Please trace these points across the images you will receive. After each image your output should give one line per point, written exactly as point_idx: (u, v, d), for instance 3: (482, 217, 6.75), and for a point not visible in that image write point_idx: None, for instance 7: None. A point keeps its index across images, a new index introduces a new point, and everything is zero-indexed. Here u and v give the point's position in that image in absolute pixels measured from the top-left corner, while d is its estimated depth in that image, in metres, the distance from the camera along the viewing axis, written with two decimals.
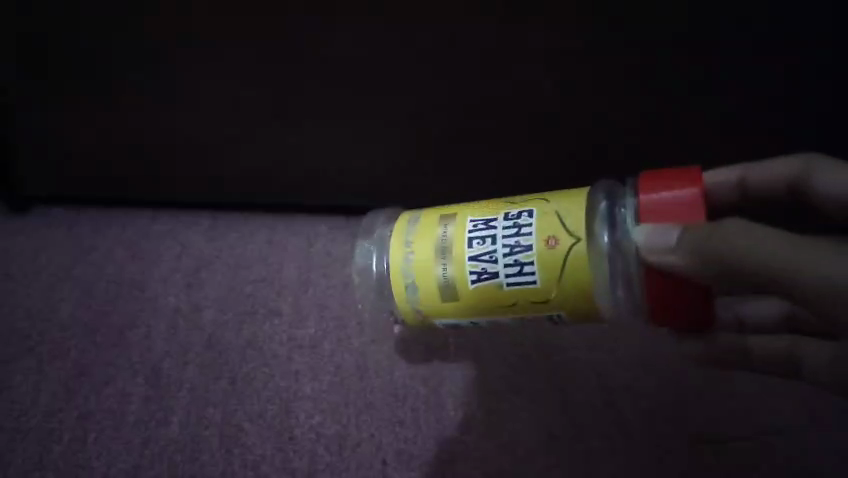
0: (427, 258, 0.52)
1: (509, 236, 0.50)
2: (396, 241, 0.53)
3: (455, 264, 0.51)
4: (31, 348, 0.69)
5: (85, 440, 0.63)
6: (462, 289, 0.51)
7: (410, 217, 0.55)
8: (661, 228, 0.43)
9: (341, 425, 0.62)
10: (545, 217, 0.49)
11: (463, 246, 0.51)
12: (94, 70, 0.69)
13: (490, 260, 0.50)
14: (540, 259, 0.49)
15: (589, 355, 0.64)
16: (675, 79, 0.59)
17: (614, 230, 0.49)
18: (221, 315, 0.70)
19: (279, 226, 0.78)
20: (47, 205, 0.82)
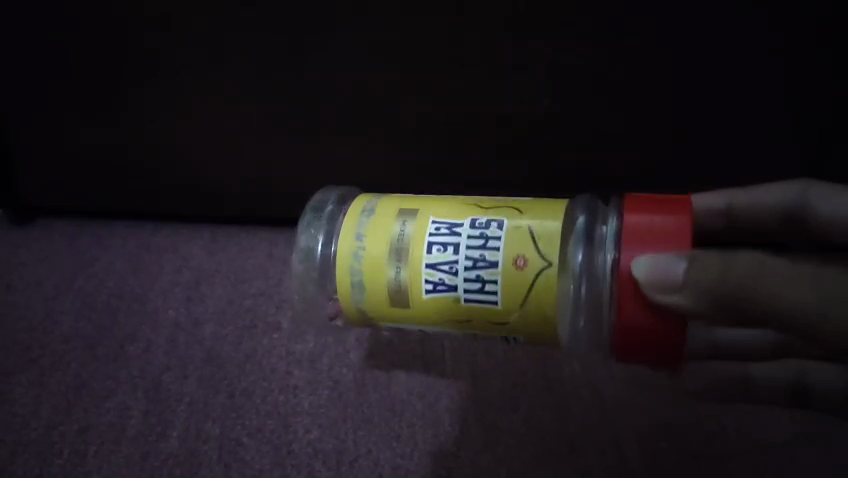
0: (377, 294, 0.49)
1: (472, 249, 0.47)
2: (339, 281, 0.49)
3: (411, 294, 0.49)
4: (33, 360, 0.70)
5: (86, 453, 0.63)
6: (414, 296, 0.49)
7: (345, 243, 0.49)
8: (664, 260, 0.40)
9: (340, 439, 0.62)
10: (518, 230, 0.47)
11: (421, 251, 0.48)
12: (101, 84, 0.70)
13: (449, 272, 0.47)
14: (505, 277, 0.46)
15: (584, 373, 0.66)
16: (673, 91, 0.59)
17: (592, 249, 0.49)
18: (221, 329, 0.71)
19: (282, 240, 0.79)
20: (53, 217, 0.84)
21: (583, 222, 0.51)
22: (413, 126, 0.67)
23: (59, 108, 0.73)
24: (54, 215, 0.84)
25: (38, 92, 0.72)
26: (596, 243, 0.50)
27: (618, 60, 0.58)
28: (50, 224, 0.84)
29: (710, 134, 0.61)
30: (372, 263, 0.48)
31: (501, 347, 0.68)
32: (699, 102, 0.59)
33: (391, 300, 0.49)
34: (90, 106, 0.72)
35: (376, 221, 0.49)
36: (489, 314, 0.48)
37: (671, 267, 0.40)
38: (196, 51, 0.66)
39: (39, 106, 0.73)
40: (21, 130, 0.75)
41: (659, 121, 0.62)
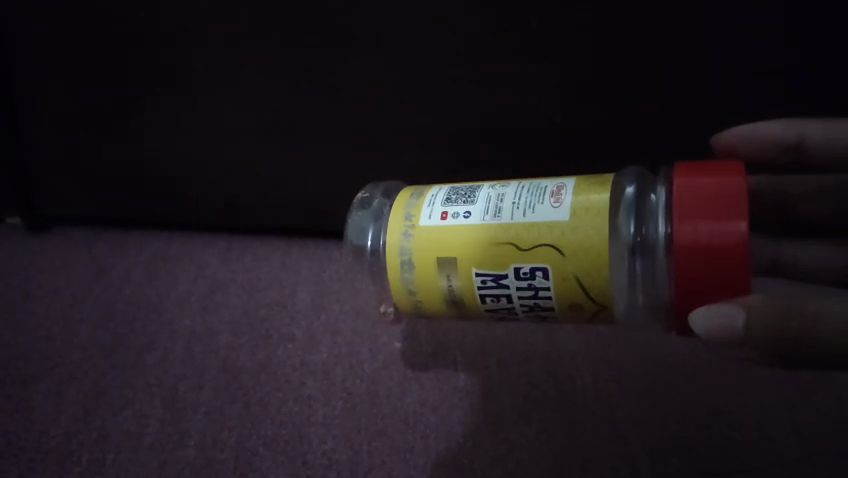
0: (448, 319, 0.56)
1: (524, 298, 0.52)
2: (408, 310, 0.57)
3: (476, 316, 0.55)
4: (51, 368, 0.70)
5: (104, 461, 0.63)
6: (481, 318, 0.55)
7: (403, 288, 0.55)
8: (722, 306, 0.42)
9: (354, 450, 0.62)
10: (563, 279, 0.50)
11: (475, 296, 0.53)
12: (130, 91, 0.73)
13: (510, 311, 0.53)
14: (561, 312, 0.52)
15: (592, 383, 0.67)
16: (687, 86, 0.62)
17: (645, 222, 0.52)
18: (236, 339, 0.72)
19: (294, 250, 0.81)
20: (72, 228, 0.86)
21: (633, 193, 0.54)
22: (432, 124, 0.69)
23: (89, 113, 0.75)
24: (72, 223, 0.87)
25: (69, 98, 0.75)
26: (647, 215, 0.53)
27: (636, 56, 0.61)
28: (69, 234, 0.85)
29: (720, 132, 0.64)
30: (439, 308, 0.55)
31: (510, 358, 0.70)
32: (712, 98, 0.62)
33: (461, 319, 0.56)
34: (117, 110, 0.75)
35: (424, 268, 0.53)
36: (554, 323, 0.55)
37: (730, 315, 0.42)
38: (225, 60, 0.69)
39: (68, 110, 0.76)
40: (48, 134, 0.77)
41: (672, 118, 0.64)
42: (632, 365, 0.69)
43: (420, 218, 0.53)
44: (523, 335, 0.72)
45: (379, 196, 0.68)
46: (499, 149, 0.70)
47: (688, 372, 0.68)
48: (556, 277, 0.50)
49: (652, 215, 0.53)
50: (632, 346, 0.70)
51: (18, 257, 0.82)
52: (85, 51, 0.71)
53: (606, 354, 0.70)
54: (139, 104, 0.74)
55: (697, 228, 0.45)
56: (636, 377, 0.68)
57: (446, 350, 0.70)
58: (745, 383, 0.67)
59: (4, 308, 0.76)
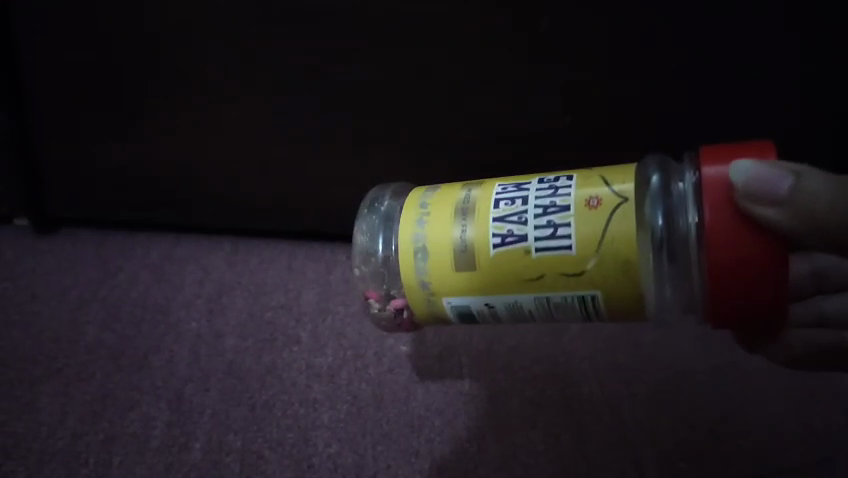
0: (442, 259, 0.47)
1: (541, 198, 0.46)
2: (402, 233, 0.48)
3: (478, 245, 0.46)
4: (58, 370, 0.70)
5: (110, 464, 0.63)
6: (482, 253, 0.46)
7: (415, 201, 0.50)
8: (767, 171, 0.39)
9: (359, 454, 0.63)
10: (588, 180, 0.46)
11: (488, 206, 0.47)
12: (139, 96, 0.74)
13: (519, 221, 0.45)
14: (577, 219, 0.44)
15: (598, 388, 0.67)
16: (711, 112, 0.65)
17: (676, 211, 0.46)
18: (242, 342, 0.72)
19: (300, 252, 0.82)
20: (80, 229, 0.87)
21: (658, 181, 0.48)
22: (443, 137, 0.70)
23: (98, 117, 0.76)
24: (78, 224, 0.87)
25: (78, 103, 0.75)
26: (679, 203, 0.46)
27: (644, 55, 0.62)
28: (76, 235, 0.86)
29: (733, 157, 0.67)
30: (438, 246, 0.47)
31: (517, 362, 0.69)
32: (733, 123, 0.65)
33: (457, 261, 0.47)
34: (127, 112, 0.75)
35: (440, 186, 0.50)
36: (563, 263, 0.44)
37: (775, 179, 0.38)
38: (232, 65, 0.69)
39: (77, 113, 0.76)
40: (57, 134, 0.78)
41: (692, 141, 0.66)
42: (639, 369, 0.68)
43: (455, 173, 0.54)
44: (529, 338, 0.72)
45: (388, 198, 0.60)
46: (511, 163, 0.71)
47: (694, 376, 0.68)
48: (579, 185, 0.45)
49: (683, 204, 0.46)
50: (639, 349, 0.70)
51: (25, 258, 0.83)
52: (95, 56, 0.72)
53: (613, 358, 0.69)
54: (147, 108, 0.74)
55: (725, 164, 0.41)
56: (644, 382, 0.67)
57: (451, 353, 0.70)
58: (752, 389, 0.67)
59: (11, 310, 0.76)
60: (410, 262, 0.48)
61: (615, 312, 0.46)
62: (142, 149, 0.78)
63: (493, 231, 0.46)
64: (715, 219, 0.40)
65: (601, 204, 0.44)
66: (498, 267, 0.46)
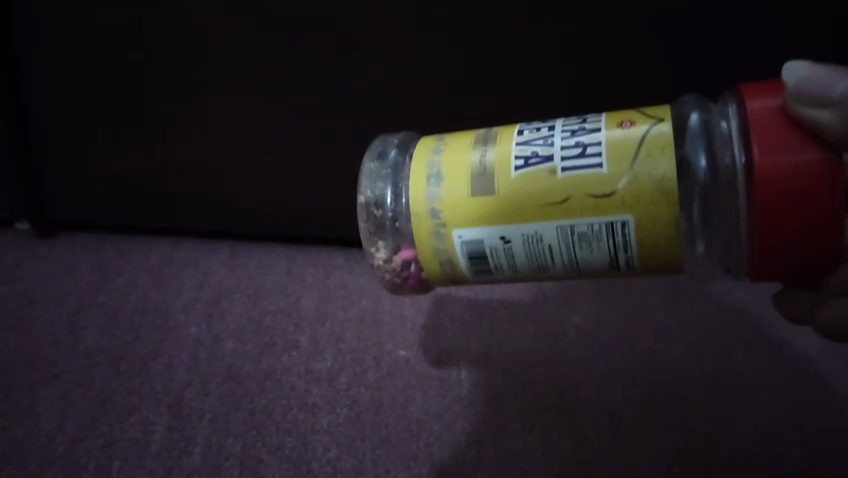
0: (459, 184, 0.44)
1: (569, 125, 0.44)
2: (416, 167, 0.46)
3: (498, 169, 0.44)
4: (57, 374, 0.70)
5: (110, 468, 0.62)
6: (502, 176, 0.44)
7: (430, 140, 0.48)
8: (818, 78, 0.38)
9: (358, 459, 0.62)
10: (622, 113, 0.44)
11: (510, 134, 0.45)
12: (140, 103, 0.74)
13: (544, 144, 0.43)
14: (612, 140, 0.42)
15: (597, 392, 0.68)
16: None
17: (712, 150, 0.43)
18: (241, 346, 0.72)
19: (298, 257, 0.83)
20: (78, 234, 0.87)
21: (697, 120, 0.44)
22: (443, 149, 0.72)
23: (99, 123, 0.76)
24: (78, 228, 0.87)
25: (79, 109, 0.76)
26: (716, 142, 0.43)
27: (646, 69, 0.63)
28: (75, 240, 0.86)
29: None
30: (457, 168, 0.45)
31: (514, 366, 0.70)
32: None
33: (473, 187, 0.44)
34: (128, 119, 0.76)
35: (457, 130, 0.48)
36: (592, 185, 0.41)
37: (827, 85, 0.38)
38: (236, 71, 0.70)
39: (78, 119, 0.76)
40: (58, 141, 0.78)
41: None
42: (635, 373, 0.69)
43: None
44: (526, 344, 0.73)
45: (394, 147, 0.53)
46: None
47: (687, 378, 0.69)
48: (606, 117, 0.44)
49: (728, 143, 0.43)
50: (634, 355, 0.71)
51: (23, 262, 0.83)
52: (97, 63, 0.72)
53: (609, 363, 0.70)
54: (149, 115, 0.75)
55: (770, 96, 0.40)
56: (641, 387, 0.68)
57: (449, 358, 0.71)
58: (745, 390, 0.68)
59: (10, 314, 0.76)
60: (422, 190, 0.45)
61: (646, 250, 0.42)
62: (144, 157, 0.78)
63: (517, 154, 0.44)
64: (764, 146, 0.38)
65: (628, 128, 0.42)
66: (524, 188, 0.43)
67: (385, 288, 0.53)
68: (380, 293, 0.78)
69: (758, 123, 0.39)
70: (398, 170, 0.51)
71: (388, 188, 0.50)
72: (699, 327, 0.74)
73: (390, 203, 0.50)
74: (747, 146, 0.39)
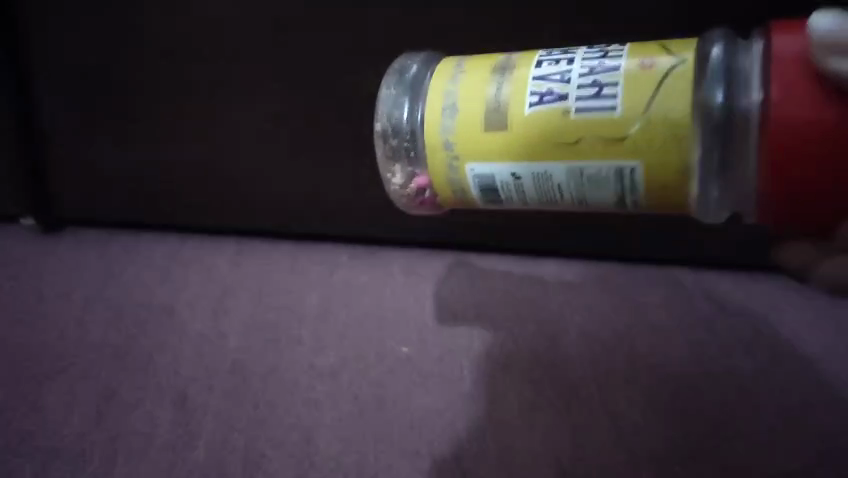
0: (472, 114, 0.46)
1: (587, 59, 0.45)
2: (433, 92, 0.47)
3: (513, 104, 0.45)
4: (64, 369, 0.71)
5: (116, 460, 0.64)
6: (517, 113, 0.45)
7: (449, 64, 0.49)
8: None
9: (360, 454, 0.63)
10: (645, 47, 0.44)
11: (529, 67, 0.46)
12: (148, 102, 0.75)
13: (562, 81, 0.44)
14: (629, 80, 0.43)
15: (601, 390, 0.68)
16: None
17: (737, 89, 0.41)
18: (245, 342, 0.73)
19: (302, 255, 0.83)
20: (85, 229, 0.88)
21: (719, 54, 0.43)
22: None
23: (108, 122, 0.77)
24: (85, 226, 0.88)
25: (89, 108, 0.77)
26: (738, 78, 0.42)
27: None
28: (82, 235, 0.87)
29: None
30: (469, 97, 0.46)
31: (516, 364, 0.70)
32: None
33: (488, 120, 0.45)
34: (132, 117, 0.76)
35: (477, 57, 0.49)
36: (605, 126, 0.43)
37: None
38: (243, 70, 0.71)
39: (88, 119, 0.78)
40: (68, 139, 0.79)
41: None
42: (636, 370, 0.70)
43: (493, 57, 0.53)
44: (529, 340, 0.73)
45: (417, 63, 0.55)
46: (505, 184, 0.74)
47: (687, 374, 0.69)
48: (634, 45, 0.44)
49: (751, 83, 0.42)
50: (636, 351, 0.72)
51: (32, 260, 0.83)
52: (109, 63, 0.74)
53: (610, 359, 0.71)
54: (157, 114, 0.76)
55: (802, 36, 0.38)
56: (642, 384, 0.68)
57: (453, 356, 0.71)
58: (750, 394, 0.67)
59: (18, 311, 0.77)
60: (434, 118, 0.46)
61: (651, 190, 0.43)
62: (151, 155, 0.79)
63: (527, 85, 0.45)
64: (787, 88, 0.37)
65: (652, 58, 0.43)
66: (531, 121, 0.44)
67: (400, 207, 0.56)
68: (382, 291, 0.79)
69: (783, 62, 0.38)
70: (416, 85, 0.52)
71: (404, 104, 0.51)
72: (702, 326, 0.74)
73: (407, 121, 0.51)
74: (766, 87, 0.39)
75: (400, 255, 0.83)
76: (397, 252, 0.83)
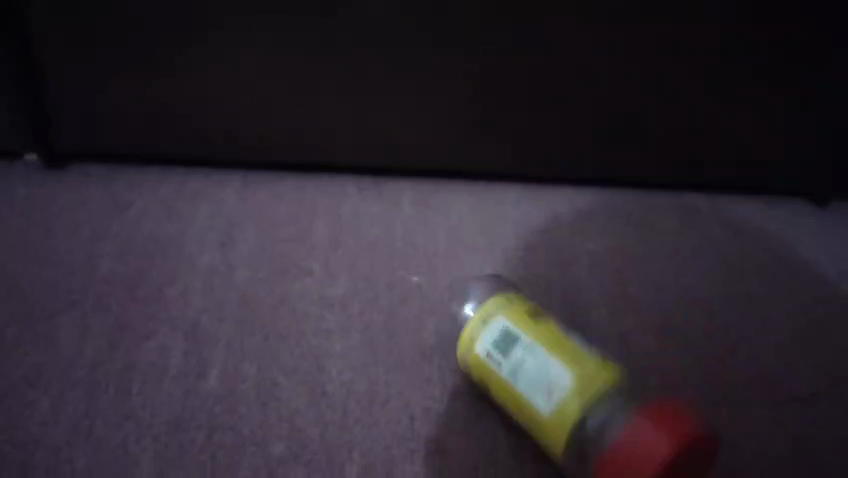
0: (499, 386, 0.58)
1: None
2: (460, 347, 0.62)
3: (531, 414, 0.55)
4: (75, 302, 0.69)
5: (130, 391, 0.61)
6: (541, 418, 0.55)
7: (473, 344, 0.61)
8: None
9: (372, 381, 0.63)
10: (595, 379, 0.54)
11: (539, 359, 0.57)
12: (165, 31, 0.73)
13: (560, 381, 0.54)
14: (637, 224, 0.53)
15: (610, 315, 0.70)
16: (714, 64, 0.76)
17: None
18: (255, 274, 0.73)
19: (310, 187, 0.85)
20: (88, 165, 0.86)
21: None
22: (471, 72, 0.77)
23: (117, 54, 0.75)
24: (90, 161, 0.87)
25: (97, 41, 0.74)
26: None
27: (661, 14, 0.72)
28: (86, 171, 0.86)
29: (725, 109, 0.80)
30: (507, 385, 0.58)
31: (525, 290, 0.72)
32: (729, 77, 0.77)
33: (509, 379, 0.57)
34: (147, 53, 0.75)
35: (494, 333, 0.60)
36: None
37: None
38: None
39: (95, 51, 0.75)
40: (73, 72, 0.76)
41: (692, 89, 0.78)
42: (643, 300, 0.73)
43: (500, 320, 0.60)
44: (535, 270, 0.75)
45: None
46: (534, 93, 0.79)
47: (678, 300, 0.73)
48: (618, 369, 0.56)
49: None
50: (637, 279, 0.75)
51: (38, 196, 0.82)
52: None
53: (612, 287, 0.74)
54: (175, 44, 0.74)
55: (661, 406, 0.50)
56: (649, 314, 0.71)
57: (461, 284, 0.73)
58: (733, 316, 0.72)
59: (25, 245, 0.75)
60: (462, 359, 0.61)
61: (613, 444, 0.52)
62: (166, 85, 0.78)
63: (549, 385, 0.55)
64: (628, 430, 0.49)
65: (632, 394, 0.55)
66: (557, 416, 0.54)
67: None
68: (392, 223, 0.81)
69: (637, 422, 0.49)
70: None
71: None
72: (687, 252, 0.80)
73: None
74: (622, 431, 0.49)
75: (409, 189, 0.87)
76: (405, 187, 0.87)
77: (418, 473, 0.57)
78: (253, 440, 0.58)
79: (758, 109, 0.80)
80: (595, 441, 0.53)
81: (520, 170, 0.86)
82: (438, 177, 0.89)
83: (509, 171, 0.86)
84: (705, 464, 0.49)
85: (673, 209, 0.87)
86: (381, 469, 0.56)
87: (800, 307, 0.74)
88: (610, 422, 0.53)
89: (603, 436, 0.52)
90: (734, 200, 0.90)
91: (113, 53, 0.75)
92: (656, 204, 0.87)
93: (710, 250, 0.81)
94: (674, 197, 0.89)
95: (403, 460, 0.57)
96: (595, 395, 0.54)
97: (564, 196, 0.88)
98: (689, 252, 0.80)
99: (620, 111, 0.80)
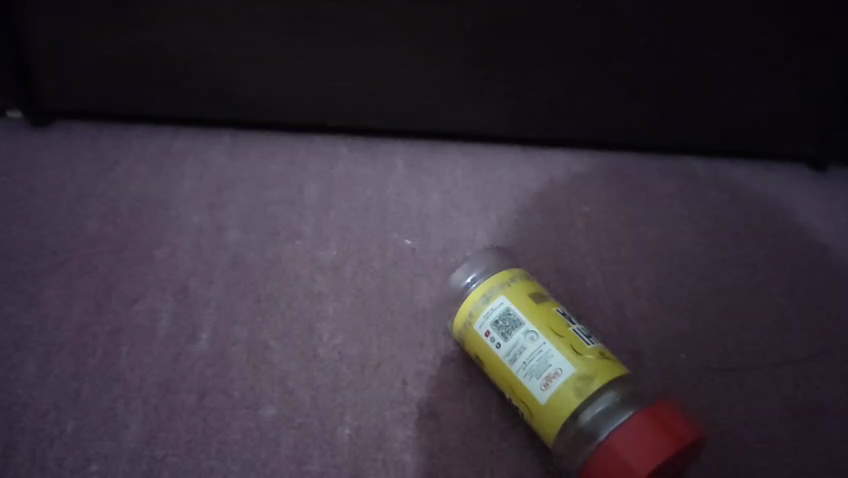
0: (496, 365, 0.56)
1: None
2: (458, 317, 0.59)
3: (526, 399, 0.54)
4: (61, 263, 0.68)
5: (118, 354, 0.60)
6: (537, 405, 0.53)
7: (472, 318, 0.58)
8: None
9: (364, 345, 0.62)
10: (596, 373, 0.52)
11: (540, 344, 0.54)
12: None
13: (560, 371, 0.52)
14: None
15: (604, 281, 0.69)
16: (718, 23, 0.73)
17: None
18: (245, 236, 0.72)
19: (301, 147, 0.84)
20: (72, 123, 0.84)
21: None
22: (466, 30, 0.74)
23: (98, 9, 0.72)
24: (74, 118, 0.85)
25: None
26: None
27: None
28: (71, 129, 0.84)
29: (727, 68, 0.78)
30: (502, 364, 0.56)
31: (519, 254, 0.71)
32: (733, 35, 0.74)
33: (506, 360, 0.55)
34: (130, 7, 0.72)
35: (495, 309, 0.57)
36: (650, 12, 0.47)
37: None
38: None
39: (75, 5, 0.72)
40: (52, 26, 0.74)
41: (695, 47, 0.75)
42: (640, 264, 0.72)
43: (503, 295, 0.57)
44: (531, 233, 0.74)
45: None
46: (531, 51, 0.76)
47: (672, 264, 0.72)
48: (622, 371, 0.54)
49: None
50: (631, 243, 0.74)
51: (22, 153, 0.80)
52: None
53: (608, 252, 0.73)
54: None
55: (659, 402, 0.50)
56: (645, 279, 0.70)
57: (455, 247, 0.72)
58: (727, 281, 0.72)
59: (10, 204, 0.73)
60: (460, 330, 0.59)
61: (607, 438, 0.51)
62: (149, 41, 0.75)
63: (549, 377, 0.53)
64: (632, 423, 0.49)
65: (632, 399, 0.52)
66: (551, 410, 0.52)
67: None
68: (385, 184, 0.80)
69: (643, 416, 0.49)
70: None
71: None
72: (683, 218, 0.79)
73: None
74: (625, 423, 0.49)
75: (402, 150, 0.85)
76: (398, 148, 0.85)
77: (410, 437, 0.56)
78: (243, 403, 0.57)
79: (759, 72, 0.78)
80: (585, 441, 0.51)
81: (514, 129, 0.85)
82: (432, 137, 0.87)
83: (503, 130, 0.85)
84: (694, 452, 0.50)
85: (669, 172, 0.86)
86: (373, 433, 0.56)
87: (796, 272, 0.74)
88: (606, 419, 0.51)
89: (595, 437, 0.51)
90: (731, 164, 0.89)
91: (94, 7, 0.72)
92: (652, 168, 0.86)
93: (706, 214, 0.80)
94: (671, 160, 0.88)
95: (395, 425, 0.57)
96: (593, 395, 0.51)
97: (561, 158, 0.86)
98: (685, 216, 0.79)
99: (619, 70, 0.78)
